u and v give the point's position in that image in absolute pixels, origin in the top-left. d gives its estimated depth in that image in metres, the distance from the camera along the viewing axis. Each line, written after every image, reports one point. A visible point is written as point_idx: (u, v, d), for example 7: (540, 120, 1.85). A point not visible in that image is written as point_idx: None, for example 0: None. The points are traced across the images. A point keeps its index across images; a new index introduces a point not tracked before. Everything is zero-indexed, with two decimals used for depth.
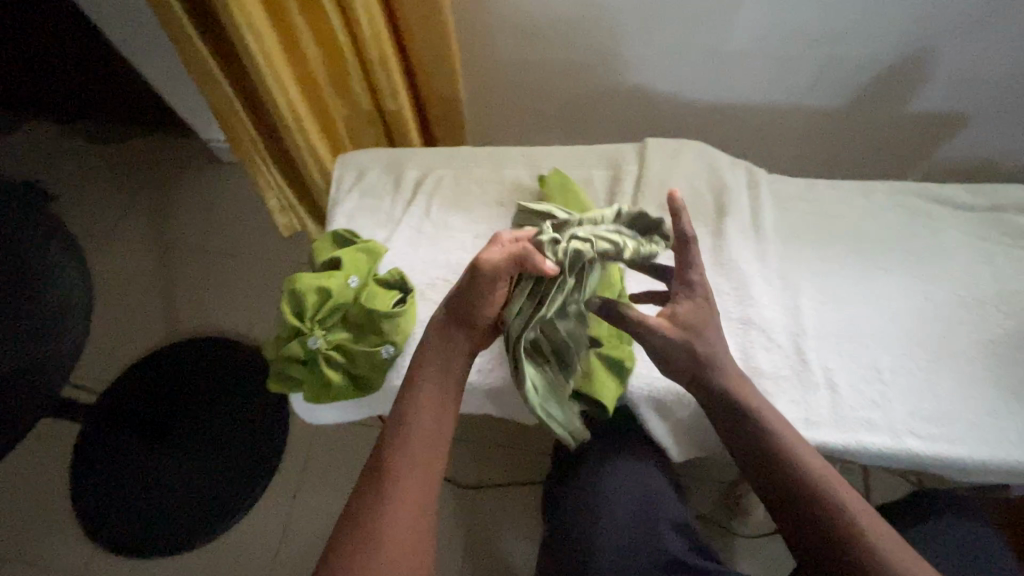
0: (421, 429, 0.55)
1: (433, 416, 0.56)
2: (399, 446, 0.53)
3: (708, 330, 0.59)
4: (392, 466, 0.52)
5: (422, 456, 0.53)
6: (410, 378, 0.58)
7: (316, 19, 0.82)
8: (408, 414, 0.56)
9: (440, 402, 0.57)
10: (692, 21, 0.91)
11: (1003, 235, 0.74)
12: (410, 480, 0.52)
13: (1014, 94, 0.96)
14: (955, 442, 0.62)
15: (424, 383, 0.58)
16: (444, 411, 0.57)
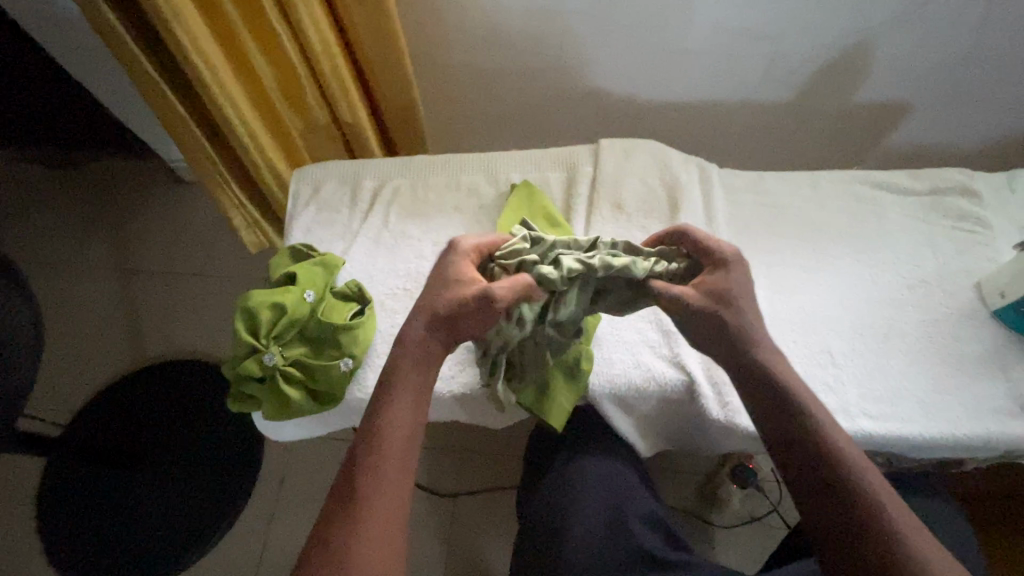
0: (394, 439, 0.51)
1: (408, 423, 0.52)
2: (370, 458, 0.49)
3: (739, 299, 0.56)
4: (362, 479, 0.49)
5: (396, 468, 0.49)
6: (380, 383, 0.54)
7: (263, 35, 0.81)
8: (380, 421, 0.51)
9: (416, 407, 0.53)
10: (641, 23, 0.93)
11: (944, 217, 0.77)
12: (382, 494, 0.48)
13: (951, 81, 0.99)
14: (904, 421, 0.64)
15: (400, 387, 0.53)
16: (421, 417, 0.53)
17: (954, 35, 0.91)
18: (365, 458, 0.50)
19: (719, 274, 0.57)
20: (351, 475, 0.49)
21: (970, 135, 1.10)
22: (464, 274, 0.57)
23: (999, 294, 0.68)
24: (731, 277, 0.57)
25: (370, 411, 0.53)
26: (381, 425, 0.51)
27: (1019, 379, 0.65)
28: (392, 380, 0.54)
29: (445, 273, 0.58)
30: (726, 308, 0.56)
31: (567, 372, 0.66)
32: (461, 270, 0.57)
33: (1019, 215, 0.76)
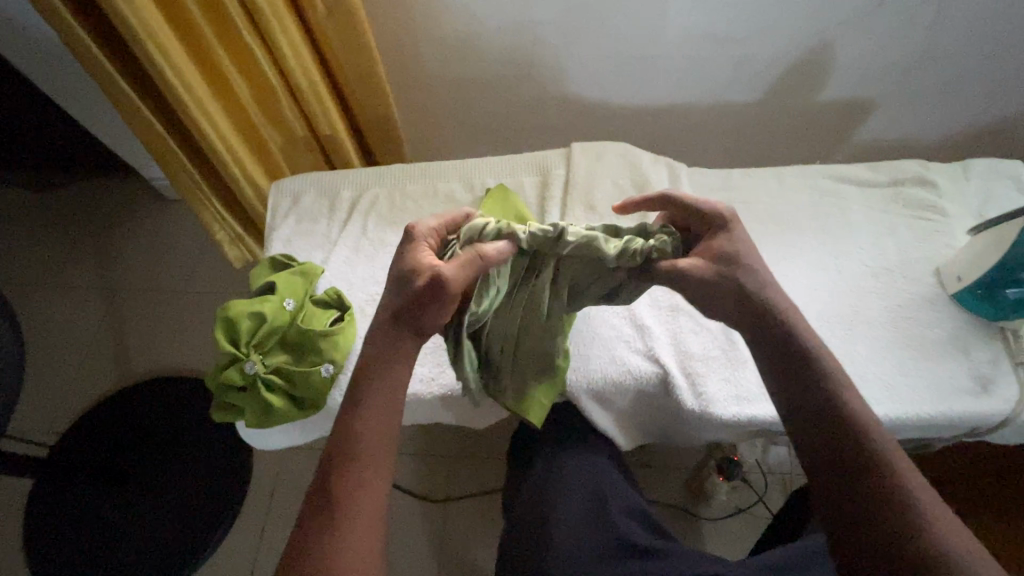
0: (368, 441, 0.51)
1: (381, 426, 0.52)
2: (344, 462, 0.50)
3: (749, 261, 0.57)
4: (337, 483, 0.49)
5: (371, 471, 0.50)
6: (356, 379, 0.54)
7: (238, 51, 0.83)
8: (353, 425, 0.52)
9: (389, 409, 0.53)
10: (610, 30, 0.96)
11: (904, 206, 0.80)
12: (358, 497, 0.49)
13: (909, 78, 1.03)
14: (873, 403, 0.66)
15: (371, 388, 0.53)
16: (394, 419, 0.53)
17: (910, 33, 0.95)
18: (339, 463, 0.50)
19: (723, 236, 0.58)
20: (327, 479, 0.50)
21: (931, 128, 1.14)
22: (420, 262, 0.55)
23: (956, 279, 0.71)
24: (734, 237, 0.58)
25: (342, 414, 0.53)
26: (354, 429, 0.51)
27: (979, 359, 0.68)
28: (364, 382, 0.54)
29: (404, 263, 0.56)
30: (737, 269, 0.56)
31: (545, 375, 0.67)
32: (416, 258, 0.56)
33: (975, 202, 0.79)
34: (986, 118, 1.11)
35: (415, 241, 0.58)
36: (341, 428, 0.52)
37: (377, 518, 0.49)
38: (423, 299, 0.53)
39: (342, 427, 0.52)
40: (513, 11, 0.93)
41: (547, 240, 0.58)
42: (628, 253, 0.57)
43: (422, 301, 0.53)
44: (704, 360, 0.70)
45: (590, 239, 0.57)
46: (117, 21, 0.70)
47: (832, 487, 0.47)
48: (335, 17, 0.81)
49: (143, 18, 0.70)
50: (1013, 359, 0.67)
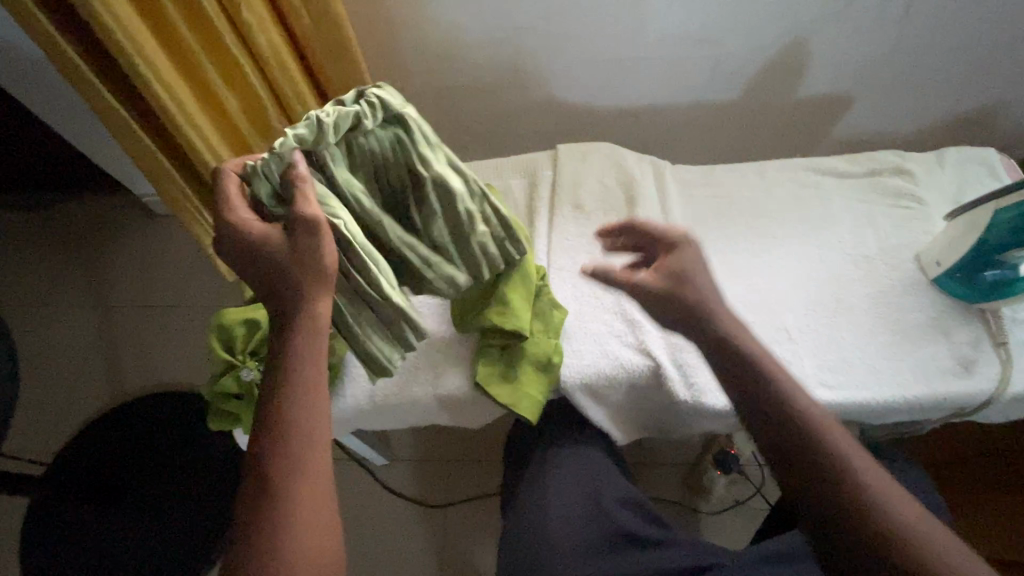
0: (301, 423, 0.45)
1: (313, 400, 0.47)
2: (277, 450, 0.44)
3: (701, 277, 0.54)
4: (272, 476, 0.43)
5: (312, 454, 0.45)
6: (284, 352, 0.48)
7: (225, 65, 0.84)
8: (279, 408, 0.45)
9: (320, 385, 0.47)
10: (590, 35, 0.98)
11: (881, 195, 0.82)
12: (300, 487, 0.43)
13: (883, 72, 1.06)
14: (858, 387, 0.68)
15: (296, 363, 0.47)
16: (327, 394, 0.48)
17: (881, 28, 0.97)
18: (270, 452, 0.44)
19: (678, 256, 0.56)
20: (259, 475, 0.43)
21: (908, 119, 1.17)
22: (261, 235, 0.51)
23: (936, 263, 0.72)
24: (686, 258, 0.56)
25: (265, 400, 0.46)
26: (282, 413, 0.45)
27: (961, 340, 0.69)
28: (284, 358, 0.48)
29: (256, 250, 0.51)
30: None
31: (539, 366, 0.69)
32: (259, 239, 0.51)
33: (951, 189, 0.81)
34: (960, 108, 1.14)
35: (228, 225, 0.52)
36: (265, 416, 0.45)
37: (325, 508, 0.44)
38: (303, 240, 0.50)
39: (267, 414, 0.45)
40: (495, 18, 0.95)
41: (307, 134, 0.54)
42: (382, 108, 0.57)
43: (300, 244, 0.50)
44: (694, 351, 0.71)
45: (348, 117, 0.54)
46: (104, 38, 0.71)
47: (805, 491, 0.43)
48: (321, 27, 0.83)
49: (130, 35, 0.71)
50: (994, 339, 0.69)
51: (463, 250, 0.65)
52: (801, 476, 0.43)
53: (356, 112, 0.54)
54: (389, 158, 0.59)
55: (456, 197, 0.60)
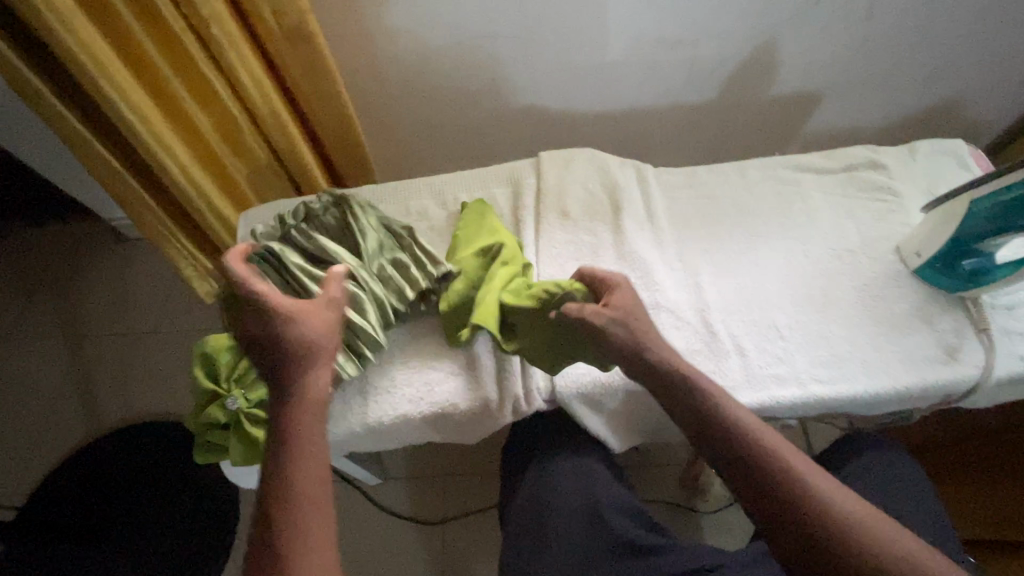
0: (303, 489, 0.46)
1: (311, 448, 0.48)
2: (280, 502, 0.45)
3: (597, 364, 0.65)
4: (279, 552, 0.43)
5: (318, 526, 0.45)
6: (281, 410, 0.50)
7: (195, 83, 0.82)
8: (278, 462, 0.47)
9: (320, 455, 0.48)
10: (566, 43, 0.99)
11: (859, 190, 0.83)
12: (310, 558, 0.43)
13: (852, 69, 1.09)
14: (848, 381, 0.69)
15: (297, 430, 0.49)
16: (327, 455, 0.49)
17: (847, 26, 1.00)
18: (275, 522, 0.45)
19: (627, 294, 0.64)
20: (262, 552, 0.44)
21: (878, 114, 1.20)
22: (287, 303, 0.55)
23: (915, 254, 0.74)
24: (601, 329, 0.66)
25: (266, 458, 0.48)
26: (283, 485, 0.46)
27: (945, 329, 0.71)
28: (284, 431, 0.49)
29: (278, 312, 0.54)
30: None
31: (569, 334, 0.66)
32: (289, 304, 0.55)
33: (925, 180, 0.83)
34: (925, 102, 1.18)
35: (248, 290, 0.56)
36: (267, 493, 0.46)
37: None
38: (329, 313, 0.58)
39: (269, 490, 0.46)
40: (468, 28, 0.95)
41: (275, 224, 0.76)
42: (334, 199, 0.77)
43: (319, 321, 0.55)
44: (688, 354, 0.71)
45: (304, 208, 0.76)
46: (67, 61, 0.68)
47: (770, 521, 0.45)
48: (293, 42, 0.81)
49: (95, 57, 0.69)
50: (977, 326, 0.70)
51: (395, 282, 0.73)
52: (786, 517, 0.45)
53: (312, 205, 0.76)
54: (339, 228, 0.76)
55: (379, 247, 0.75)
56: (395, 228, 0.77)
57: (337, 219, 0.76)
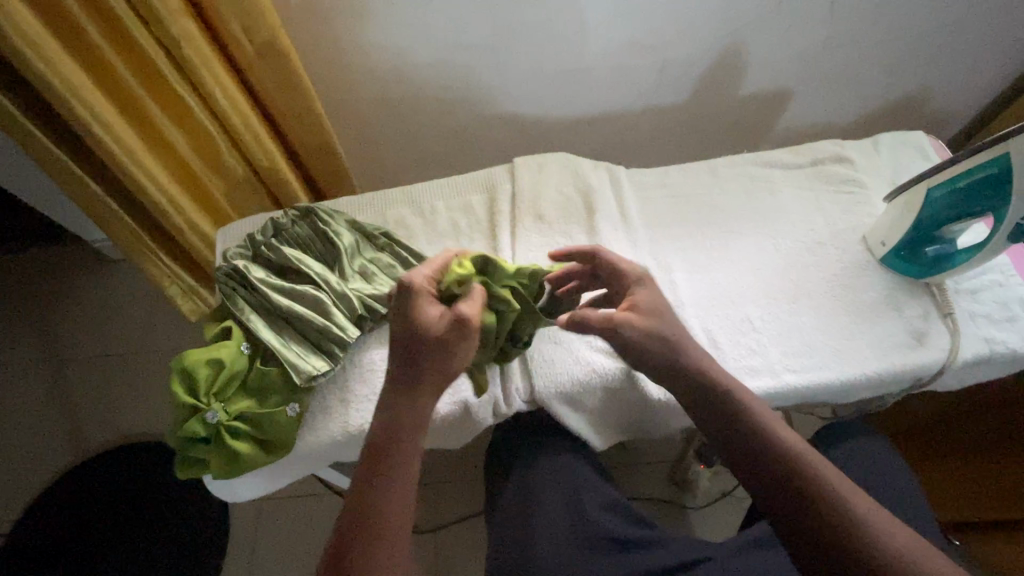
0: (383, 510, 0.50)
1: (405, 475, 0.52)
2: (363, 519, 0.49)
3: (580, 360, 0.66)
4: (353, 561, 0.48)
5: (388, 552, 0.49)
6: (379, 431, 0.53)
7: (167, 99, 0.82)
8: (375, 479, 0.51)
9: (407, 488, 0.52)
10: (540, 51, 1.01)
11: (826, 183, 0.85)
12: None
13: (818, 66, 1.12)
14: (820, 369, 0.70)
15: (396, 455, 0.53)
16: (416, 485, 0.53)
17: (809, 26, 1.03)
18: (355, 534, 0.49)
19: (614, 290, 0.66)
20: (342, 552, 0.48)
21: (847, 109, 1.23)
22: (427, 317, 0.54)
23: (881, 244, 0.76)
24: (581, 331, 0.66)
25: (363, 470, 0.52)
26: (369, 499, 0.50)
27: (913, 315, 0.72)
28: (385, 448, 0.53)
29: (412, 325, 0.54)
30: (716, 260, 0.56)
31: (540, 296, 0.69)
32: (423, 314, 0.55)
33: (889, 171, 0.86)
34: (890, 97, 1.21)
35: (420, 293, 0.56)
36: (359, 496, 0.51)
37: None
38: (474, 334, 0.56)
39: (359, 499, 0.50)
40: (441, 39, 0.97)
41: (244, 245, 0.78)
42: (302, 210, 0.80)
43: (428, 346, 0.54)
44: None
45: (271, 223, 0.79)
46: (38, 82, 0.69)
47: (758, 483, 0.50)
48: (266, 58, 0.82)
49: (65, 77, 0.69)
50: (942, 310, 0.72)
51: (380, 276, 0.76)
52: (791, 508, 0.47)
53: (280, 219, 0.79)
54: (311, 237, 0.79)
55: (355, 248, 0.78)
56: (370, 231, 0.80)
57: (307, 230, 0.79)
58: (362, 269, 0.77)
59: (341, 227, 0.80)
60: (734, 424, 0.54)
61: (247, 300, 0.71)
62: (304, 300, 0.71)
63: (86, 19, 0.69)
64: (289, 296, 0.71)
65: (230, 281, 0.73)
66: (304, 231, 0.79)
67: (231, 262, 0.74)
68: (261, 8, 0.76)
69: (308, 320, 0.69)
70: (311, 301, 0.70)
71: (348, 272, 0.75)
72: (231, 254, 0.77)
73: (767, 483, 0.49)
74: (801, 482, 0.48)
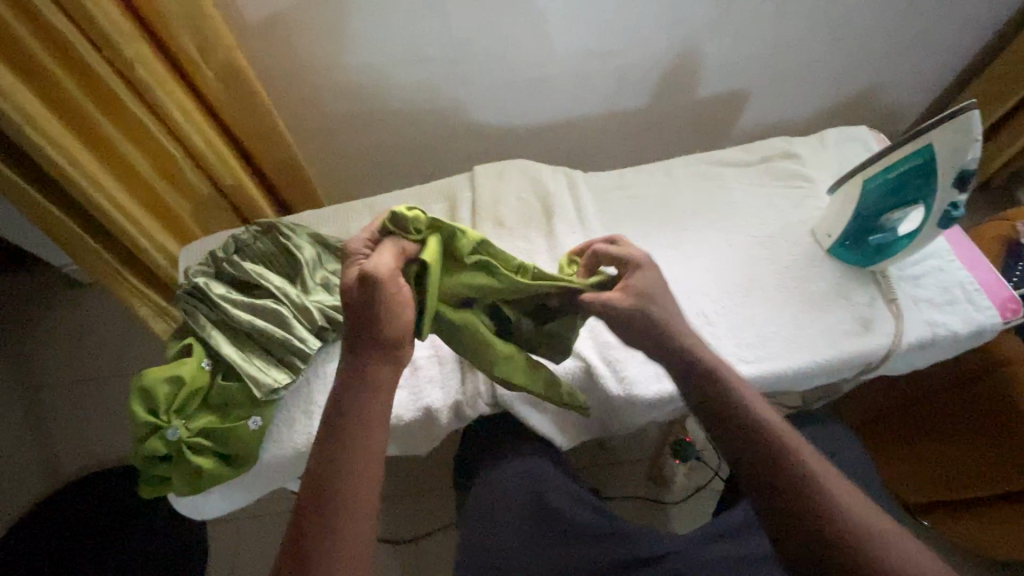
0: (344, 477, 0.51)
1: (364, 444, 0.52)
2: (326, 486, 0.50)
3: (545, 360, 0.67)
4: (316, 527, 0.49)
5: (352, 518, 0.50)
6: (338, 404, 0.54)
7: (127, 124, 0.82)
8: (335, 448, 0.52)
9: (368, 455, 0.52)
10: (501, 62, 1.03)
11: (775, 178, 0.88)
12: (339, 541, 0.48)
13: (770, 67, 1.15)
14: (774, 359, 0.72)
15: (356, 423, 0.53)
16: (380, 450, 0.53)
17: (758, 28, 1.06)
18: (318, 501, 0.50)
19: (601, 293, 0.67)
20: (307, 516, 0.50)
21: (802, 107, 1.27)
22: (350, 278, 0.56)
23: (827, 235, 0.78)
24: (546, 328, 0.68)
25: (324, 438, 0.53)
26: (331, 467, 0.51)
27: (859, 302, 0.75)
28: (343, 419, 0.53)
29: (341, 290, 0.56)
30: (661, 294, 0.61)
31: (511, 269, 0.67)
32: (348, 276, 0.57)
33: (835, 164, 0.89)
34: (842, 93, 1.25)
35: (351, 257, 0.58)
36: (319, 463, 0.51)
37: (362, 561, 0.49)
38: (387, 290, 0.54)
39: (319, 468, 0.51)
40: (399, 54, 0.98)
41: (206, 263, 0.78)
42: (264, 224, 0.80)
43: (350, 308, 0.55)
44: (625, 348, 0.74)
45: (233, 239, 0.79)
46: None
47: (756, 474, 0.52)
48: (224, 79, 0.84)
49: (21, 108, 0.70)
50: (886, 297, 0.75)
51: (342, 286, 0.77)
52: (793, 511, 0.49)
53: (242, 234, 0.80)
54: (274, 251, 0.80)
55: (318, 260, 0.79)
56: (332, 243, 0.81)
57: (269, 244, 0.80)
58: (324, 280, 0.78)
59: (303, 240, 0.80)
60: (729, 416, 0.55)
61: (209, 316, 0.72)
62: (266, 313, 0.71)
63: (39, 48, 0.69)
64: (250, 310, 0.71)
65: (191, 298, 0.73)
66: (266, 244, 0.79)
67: (191, 280, 0.74)
68: (215, 30, 0.77)
69: (269, 333, 0.70)
70: (271, 315, 0.71)
71: (309, 285, 0.76)
72: (194, 272, 0.77)
73: (758, 470, 0.52)
74: (786, 467, 0.51)
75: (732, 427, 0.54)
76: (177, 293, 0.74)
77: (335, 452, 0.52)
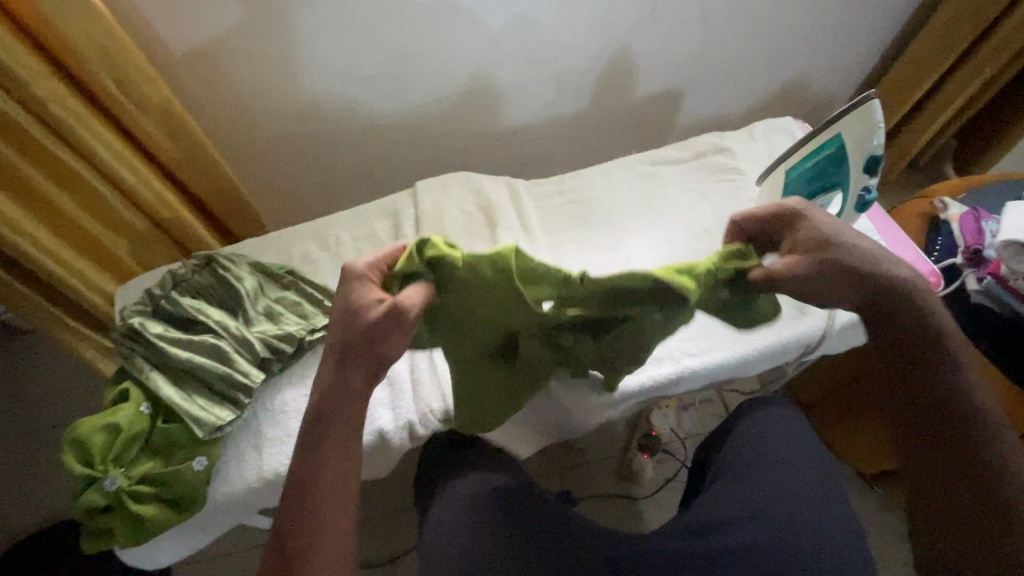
0: (320, 486, 0.52)
1: (338, 455, 0.53)
2: (304, 495, 0.51)
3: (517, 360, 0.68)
4: (297, 536, 0.50)
5: (330, 523, 0.51)
6: (314, 417, 0.54)
7: (51, 167, 0.79)
8: (310, 460, 0.53)
9: (340, 467, 0.53)
10: (439, 75, 1.03)
11: (710, 173, 0.91)
12: (318, 546, 0.50)
13: (701, 65, 1.19)
14: (716, 350, 0.75)
15: (326, 436, 0.53)
16: (353, 459, 0.54)
17: (684, 28, 1.10)
18: (296, 510, 0.51)
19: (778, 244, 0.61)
20: (286, 525, 0.51)
21: (738, 100, 1.31)
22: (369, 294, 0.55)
23: None
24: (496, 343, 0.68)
25: (301, 451, 0.54)
26: (307, 477, 0.52)
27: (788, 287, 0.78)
28: (318, 431, 0.54)
29: (354, 306, 0.55)
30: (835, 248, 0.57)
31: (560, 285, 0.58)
32: (361, 294, 0.55)
33: (764, 156, 0.92)
34: (773, 85, 1.30)
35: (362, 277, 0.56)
36: (297, 474, 0.53)
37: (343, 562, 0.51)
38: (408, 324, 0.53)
39: (294, 481, 0.52)
40: (335, 72, 0.97)
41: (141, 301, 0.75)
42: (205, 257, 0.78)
43: (379, 327, 0.53)
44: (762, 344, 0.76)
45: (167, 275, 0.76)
46: None
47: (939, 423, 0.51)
48: (150, 110, 0.82)
49: None
50: None
51: (287, 316, 0.76)
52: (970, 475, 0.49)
53: (178, 268, 0.77)
54: (214, 284, 0.77)
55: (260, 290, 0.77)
56: (274, 271, 0.80)
57: (207, 277, 0.77)
58: (268, 310, 0.76)
59: (244, 271, 0.78)
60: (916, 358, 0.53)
61: (146, 359, 0.69)
62: (208, 352, 0.69)
63: None
64: (190, 349, 0.69)
65: (126, 340, 0.70)
66: (203, 279, 0.77)
67: (126, 321, 0.71)
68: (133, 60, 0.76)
69: (210, 372, 0.68)
70: (212, 351, 0.69)
71: (251, 315, 0.75)
72: (129, 312, 0.74)
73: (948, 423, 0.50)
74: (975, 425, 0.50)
75: (937, 408, 0.51)
76: (111, 337, 0.70)
77: (311, 463, 0.53)
